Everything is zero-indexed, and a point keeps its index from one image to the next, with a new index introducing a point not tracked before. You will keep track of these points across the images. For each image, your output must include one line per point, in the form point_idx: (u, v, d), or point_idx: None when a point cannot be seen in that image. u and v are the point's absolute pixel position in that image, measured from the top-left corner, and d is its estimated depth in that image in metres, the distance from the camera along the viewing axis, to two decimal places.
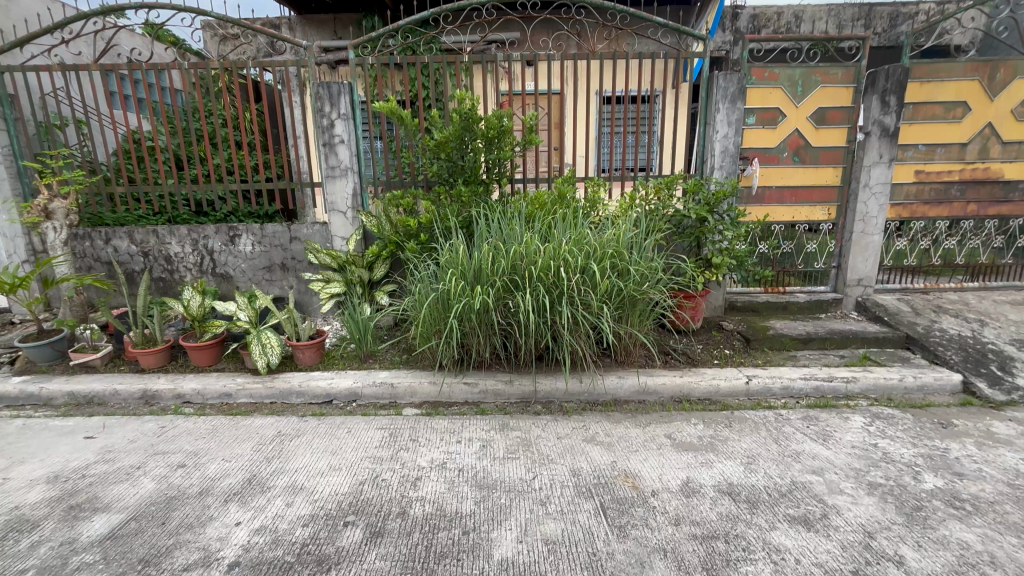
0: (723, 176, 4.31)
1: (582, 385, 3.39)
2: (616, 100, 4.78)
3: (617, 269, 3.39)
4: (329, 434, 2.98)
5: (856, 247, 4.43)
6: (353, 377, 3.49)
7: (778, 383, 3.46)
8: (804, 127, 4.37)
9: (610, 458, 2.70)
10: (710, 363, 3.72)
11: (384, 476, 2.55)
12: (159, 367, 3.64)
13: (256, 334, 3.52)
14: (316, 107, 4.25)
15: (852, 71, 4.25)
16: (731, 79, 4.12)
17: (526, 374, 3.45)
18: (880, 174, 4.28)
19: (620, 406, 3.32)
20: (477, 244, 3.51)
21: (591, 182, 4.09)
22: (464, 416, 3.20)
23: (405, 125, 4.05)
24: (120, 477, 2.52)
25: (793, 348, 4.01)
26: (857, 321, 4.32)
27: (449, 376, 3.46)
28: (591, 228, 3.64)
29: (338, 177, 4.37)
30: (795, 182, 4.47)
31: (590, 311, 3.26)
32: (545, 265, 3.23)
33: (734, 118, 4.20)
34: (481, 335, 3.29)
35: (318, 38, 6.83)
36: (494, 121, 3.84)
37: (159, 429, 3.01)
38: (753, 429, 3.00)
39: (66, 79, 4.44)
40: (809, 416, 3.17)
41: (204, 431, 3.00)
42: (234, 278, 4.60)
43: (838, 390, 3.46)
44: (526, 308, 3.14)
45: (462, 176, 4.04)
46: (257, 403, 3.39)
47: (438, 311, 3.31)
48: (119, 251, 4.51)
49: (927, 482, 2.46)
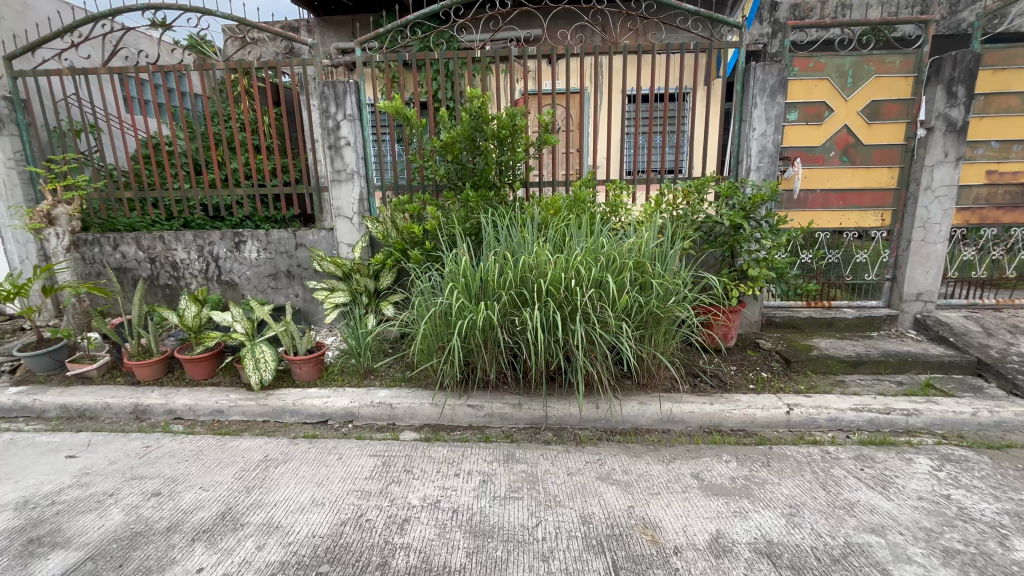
0: (760, 178, 3.88)
1: (598, 411, 3.04)
2: (640, 99, 4.39)
3: (638, 282, 3.05)
4: (318, 461, 2.74)
5: (915, 257, 3.92)
6: (350, 396, 3.24)
7: (825, 415, 3.02)
8: (855, 122, 3.90)
9: (627, 502, 2.35)
10: (744, 388, 3.31)
11: (369, 516, 2.27)
12: (154, 379, 3.49)
13: (250, 348, 3.32)
14: (321, 108, 4.07)
15: (911, 59, 3.76)
16: (771, 70, 3.72)
17: (536, 398, 3.12)
18: (946, 174, 3.77)
19: (642, 437, 2.95)
20: (484, 253, 3.23)
21: (613, 185, 3.75)
22: (465, 444, 2.90)
23: (411, 125, 3.78)
24: (89, 506, 2.33)
25: (841, 372, 3.54)
26: (916, 342, 3.82)
27: (452, 398, 3.18)
28: (611, 236, 3.31)
29: (344, 180, 4.18)
30: (842, 185, 4.00)
31: (608, 330, 2.91)
32: (555, 278, 2.90)
33: (774, 114, 3.78)
34: (487, 354, 2.99)
35: (336, 40, 6.71)
36: (506, 119, 3.55)
37: (143, 450, 2.83)
38: (795, 470, 2.59)
39: (78, 83, 4.39)
40: (861, 455, 2.74)
41: (189, 453, 2.81)
42: (239, 286, 4.46)
43: (898, 425, 3.00)
44: (534, 326, 2.82)
45: (471, 178, 3.78)
46: (249, 421, 3.18)
47: (441, 326, 3.03)
48: (127, 257, 4.43)
49: (1018, 550, 2.01)
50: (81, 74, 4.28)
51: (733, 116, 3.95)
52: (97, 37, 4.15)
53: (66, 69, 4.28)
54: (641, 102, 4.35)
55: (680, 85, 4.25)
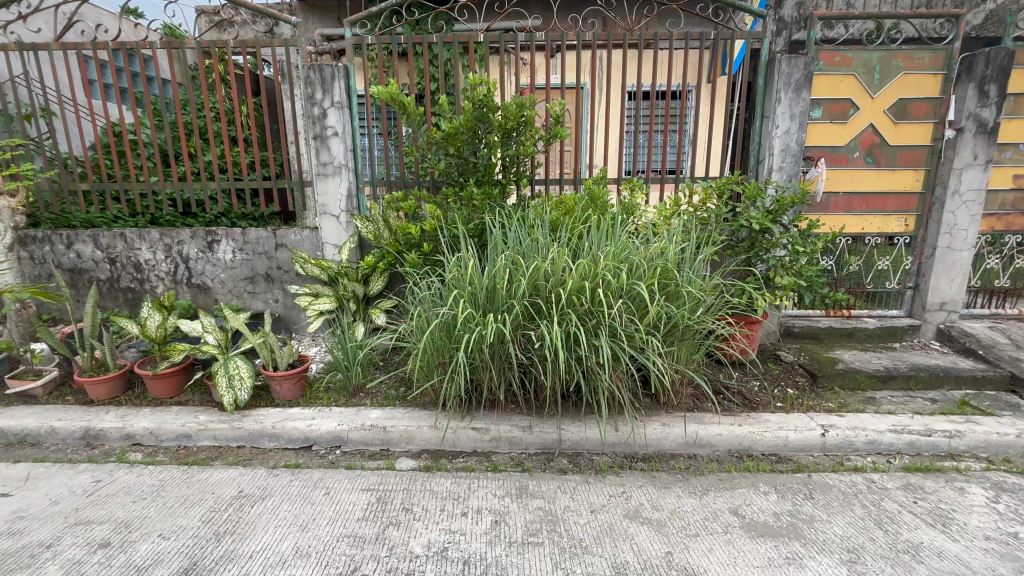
0: (782, 179, 3.64)
1: (619, 434, 2.73)
2: (654, 95, 3.93)
3: (665, 290, 2.77)
4: (301, 497, 2.36)
5: (940, 265, 3.72)
6: (338, 418, 2.87)
7: (863, 437, 2.76)
8: (880, 122, 3.69)
9: (663, 547, 2.05)
10: (772, 406, 3.04)
11: (364, 571, 1.92)
12: (110, 399, 3.05)
13: (222, 363, 2.90)
14: (306, 94, 3.67)
15: (941, 55, 3.55)
16: (796, 64, 3.48)
17: (549, 420, 2.80)
18: (974, 178, 3.58)
19: (667, 464, 2.65)
20: (491, 257, 2.89)
21: (629, 183, 3.48)
22: (470, 474, 2.56)
23: (406, 115, 3.36)
24: (19, 564, 1.93)
25: (869, 388, 3.31)
26: (943, 354, 3.62)
27: (453, 420, 2.82)
28: (633, 239, 3.02)
29: (330, 175, 3.78)
30: (867, 187, 3.79)
31: (632, 343, 2.61)
32: (578, 287, 2.59)
33: (798, 111, 3.54)
34: (494, 370, 2.66)
35: (322, 27, 6.28)
36: (514, 110, 3.21)
37: (92, 486, 2.42)
38: (844, 504, 2.32)
39: (26, 61, 3.90)
40: (909, 484, 2.49)
41: (148, 489, 2.40)
42: (212, 290, 4.02)
43: (940, 448, 2.77)
44: (551, 342, 2.48)
45: (474, 174, 3.42)
46: (221, 447, 2.78)
47: (443, 340, 2.68)
48: (83, 257, 3.96)
49: None
50: (28, 49, 3.79)
51: (754, 113, 3.70)
52: (44, 8, 3.63)
53: (10, 43, 3.78)
54: (656, 97, 3.90)
55: (682, 81, 3.81)
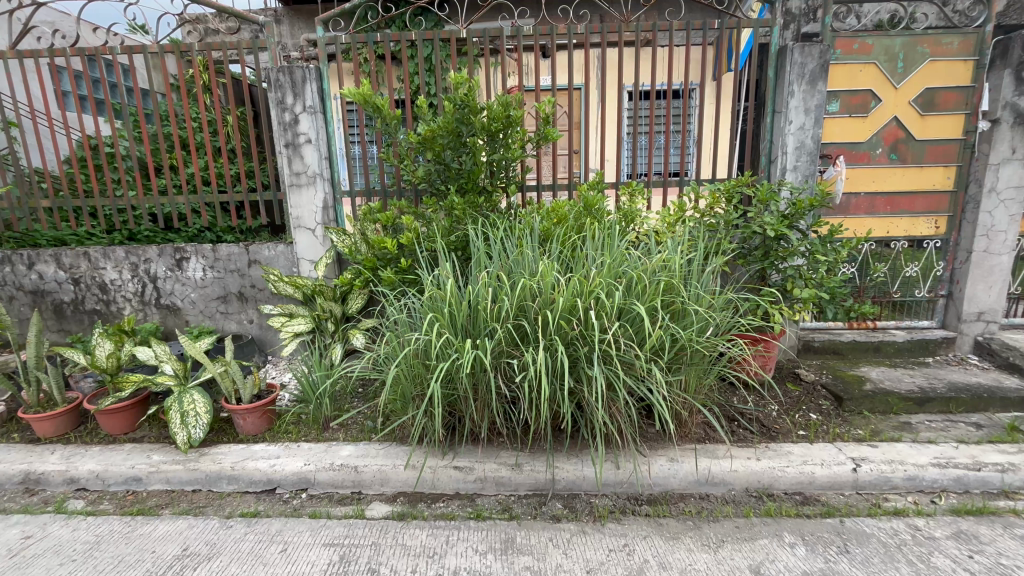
0: (797, 180, 3.31)
1: (619, 473, 2.40)
2: (652, 95, 3.31)
3: (668, 308, 2.45)
4: (253, 557, 2.05)
5: (977, 270, 3.35)
6: (306, 456, 2.56)
7: (901, 473, 2.40)
8: (905, 114, 3.45)
9: None
10: (794, 436, 2.69)
11: None
12: (59, 437, 2.78)
13: (177, 397, 2.60)
14: (275, 98, 3.40)
15: (971, 39, 3.29)
16: (810, 53, 3.15)
17: (540, 456, 2.47)
18: (1013, 174, 3.19)
19: (676, 508, 2.32)
20: (472, 275, 2.57)
21: (627, 187, 3.15)
22: (449, 524, 2.23)
23: (382, 118, 3.06)
24: None
25: (904, 412, 2.93)
26: (983, 370, 3.25)
27: (432, 457, 2.50)
28: (631, 249, 2.71)
29: (304, 185, 3.51)
30: (891, 187, 3.52)
31: (631, 372, 2.28)
32: (569, 306, 2.28)
33: (813, 104, 3.21)
34: (476, 403, 2.34)
35: (307, 32, 6.03)
36: (499, 110, 2.90)
37: (18, 544, 2.13)
38: (886, 560, 1.97)
39: None
40: (960, 533, 2.13)
41: (82, 547, 2.11)
42: (182, 311, 3.75)
43: (993, 484, 2.40)
44: (537, 373, 2.15)
45: (457, 182, 3.13)
46: (173, 492, 2.49)
47: (418, 369, 2.38)
48: (45, 278, 3.70)
49: None
50: None
51: (764, 109, 3.37)
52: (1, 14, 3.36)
53: None
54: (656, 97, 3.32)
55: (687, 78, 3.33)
